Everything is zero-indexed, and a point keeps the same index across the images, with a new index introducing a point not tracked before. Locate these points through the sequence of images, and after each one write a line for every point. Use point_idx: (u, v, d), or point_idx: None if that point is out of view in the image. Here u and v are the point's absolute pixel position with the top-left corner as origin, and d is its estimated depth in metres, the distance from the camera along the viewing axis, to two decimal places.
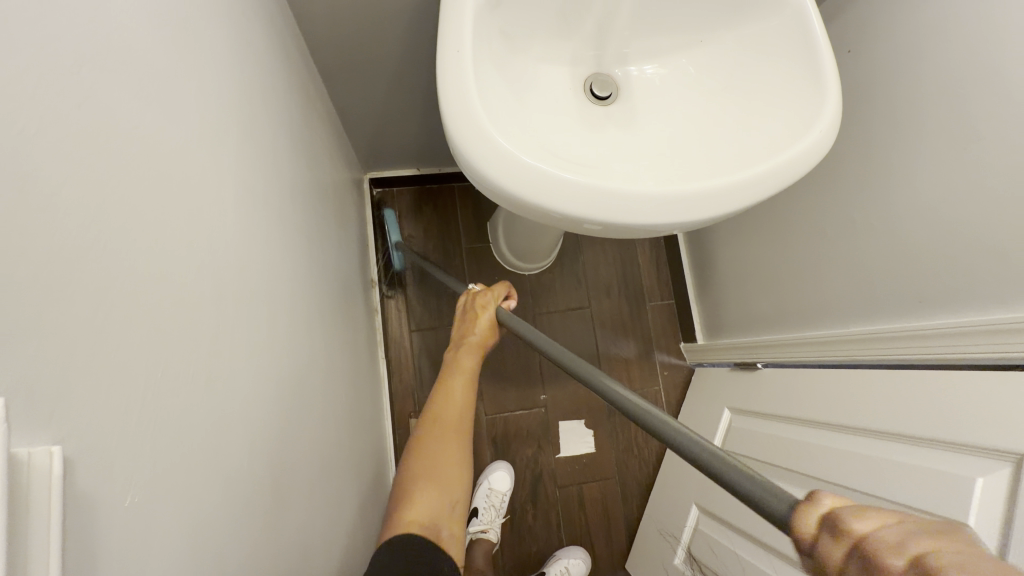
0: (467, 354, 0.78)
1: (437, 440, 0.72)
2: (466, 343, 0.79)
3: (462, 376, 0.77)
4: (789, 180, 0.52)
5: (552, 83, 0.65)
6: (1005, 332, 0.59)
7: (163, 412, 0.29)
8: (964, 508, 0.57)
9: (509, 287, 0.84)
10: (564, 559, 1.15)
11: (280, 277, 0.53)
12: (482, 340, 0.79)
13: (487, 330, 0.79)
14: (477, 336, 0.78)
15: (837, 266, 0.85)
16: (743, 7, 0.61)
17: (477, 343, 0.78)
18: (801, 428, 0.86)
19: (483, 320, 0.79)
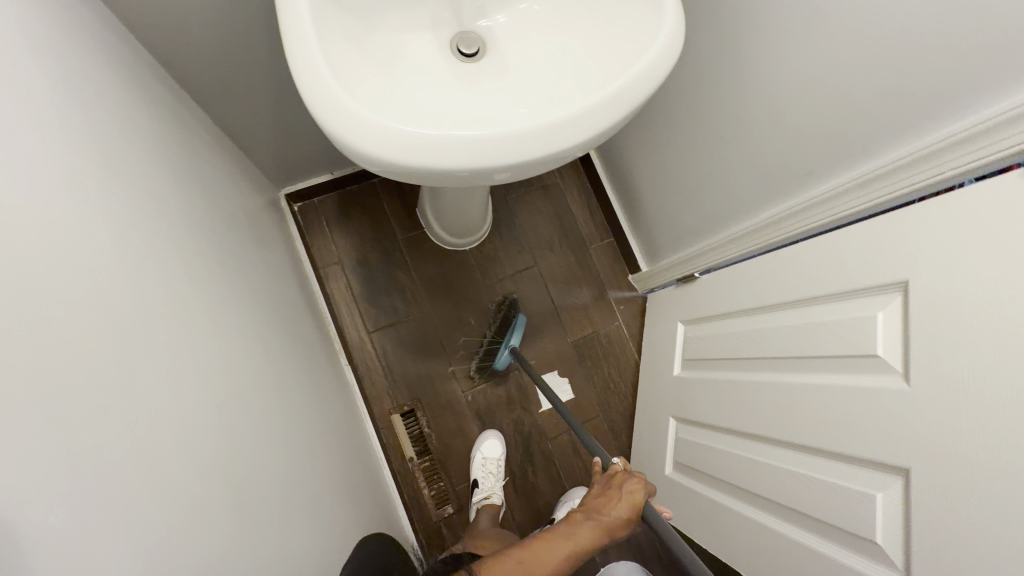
0: (593, 531, 0.69)
1: (537, 561, 0.62)
2: (607, 516, 0.71)
3: (580, 543, 0.67)
4: (653, 89, 0.55)
5: (420, 53, 0.66)
6: (880, 178, 0.66)
7: (71, 447, 0.32)
8: (871, 344, 0.64)
9: (652, 490, 0.78)
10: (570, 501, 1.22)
11: (189, 305, 0.54)
12: (617, 519, 0.72)
13: (623, 518, 0.72)
14: (613, 519, 0.71)
15: (734, 165, 0.90)
16: None
17: (609, 527, 0.71)
18: (742, 318, 0.93)
19: (623, 506, 0.73)
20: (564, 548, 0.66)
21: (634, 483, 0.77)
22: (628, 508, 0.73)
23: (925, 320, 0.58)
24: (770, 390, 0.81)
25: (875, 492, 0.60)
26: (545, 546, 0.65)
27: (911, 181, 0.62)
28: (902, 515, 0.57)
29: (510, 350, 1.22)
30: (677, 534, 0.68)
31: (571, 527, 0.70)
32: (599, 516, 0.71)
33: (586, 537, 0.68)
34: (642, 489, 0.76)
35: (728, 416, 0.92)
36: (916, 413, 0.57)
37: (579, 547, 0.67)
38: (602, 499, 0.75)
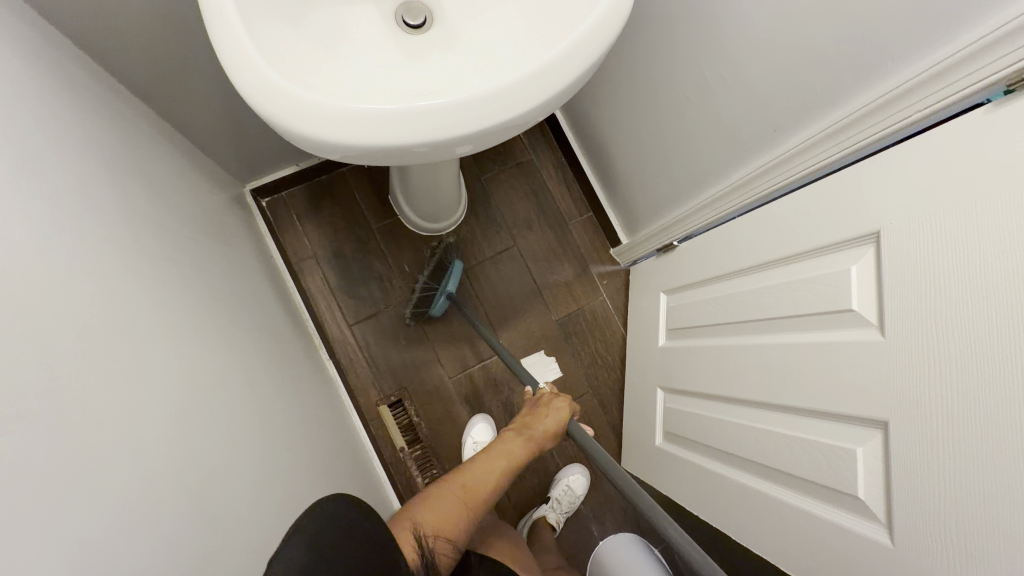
0: (525, 442, 0.84)
1: (460, 490, 0.73)
2: (535, 432, 0.86)
3: (514, 450, 0.82)
4: (606, 48, 0.53)
5: (363, 29, 0.63)
6: (847, 127, 0.63)
7: None
8: (846, 299, 0.62)
9: (574, 404, 0.94)
10: (565, 479, 1.21)
11: None
12: (544, 434, 0.87)
13: (548, 430, 0.88)
14: (541, 433, 0.87)
15: (701, 127, 0.88)
16: None
17: (537, 440, 0.86)
18: (722, 283, 0.91)
19: (549, 420, 0.89)
20: (495, 458, 0.80)
21: (559, 402, 0.93)
22: (553, 422, 0.89)
23: (899, 269, 0.56)
24: (752, 352, 0.80)
25: (855, 446, 0.59)
26: (469, 476, 0.75)
27: (880, 127, 0.60)
28: (882, 467, 0.56)
29: (447, 295, 1.19)
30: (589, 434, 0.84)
31: (506, 442, 0.83)
32: (528, 431, 0.86)
33: (516, 448, 0.82)
34: (564, 406, 0.92)
35: (712, 382, 0.91)
36: (890, 365, 0.56)
37: (510, 456, 0.81)
38: (531, 420, 0.90)
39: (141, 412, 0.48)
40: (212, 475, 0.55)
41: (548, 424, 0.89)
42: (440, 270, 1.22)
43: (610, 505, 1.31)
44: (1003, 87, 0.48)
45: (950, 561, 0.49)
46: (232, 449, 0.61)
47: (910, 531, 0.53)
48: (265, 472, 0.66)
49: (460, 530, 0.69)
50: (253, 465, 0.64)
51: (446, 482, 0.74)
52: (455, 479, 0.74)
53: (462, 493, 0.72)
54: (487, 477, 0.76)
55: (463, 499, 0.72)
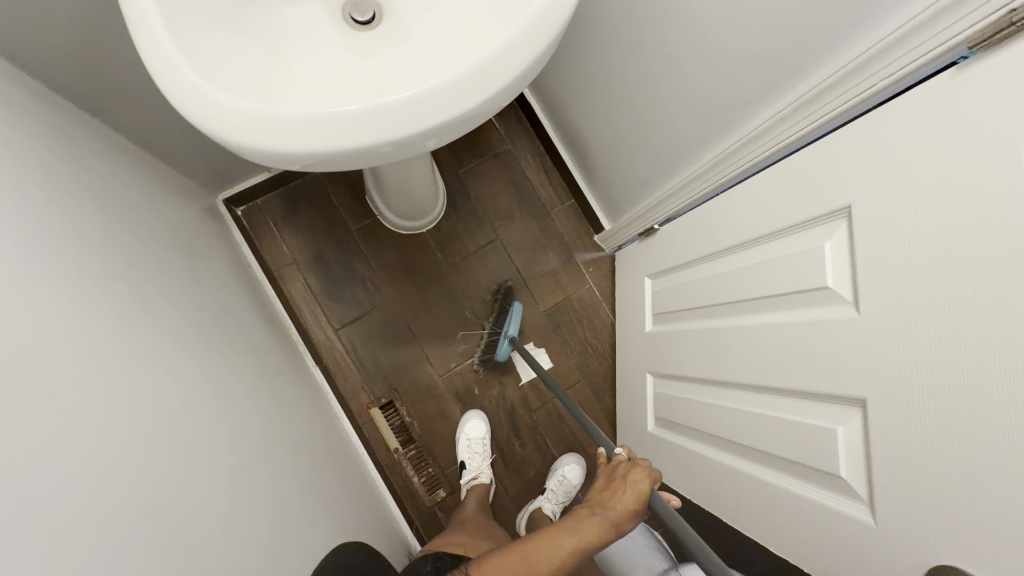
0: (603, 523, 0.68)
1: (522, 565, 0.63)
2: (611, 511, 0.70)
3: (588, 532, 0.67)
4: (554, 36, 0.51)
5: (308, 28, 0.60)
6: (811, 101, 0.61)
7: None
8: (822, 276, 0.61)
9: (657, 474, 0.75)
10: (561, 469, 1.20)
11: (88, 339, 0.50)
12: (625, 515, 0.70)
13: (629, 510, 0.70)
14: (619, 512, 0.70)
15: (671, 107, 0.85)
16: None
17: (615, 522, 0.69)
18: (703, 265, 0.90)
19: (628, 496, 0.71)
20: (565, 537, 0.66)
21: (638, 471, 0.74)
22: (634, 498, 0.71)
23: (870, 241, 0.55)
24: (735, 333, 0.79)
25: (836, 426, 0.58)
26: (532, 552, 0.64)
27: (843, 100, 0.58)
28: (863, 444, 0.55)
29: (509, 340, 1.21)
30: (677, 514, 0.66)
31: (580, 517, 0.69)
32: (604, 510, 0.70)
33: (590, 529, 0.67)
34: (645, 477, 0.73)
35: (698, 366, 0.90)
36: (864, 341, 0.55)
37: (582, 536, 0.67)
38: (607, 494, 0.73)
39: (101, 435, 0.47)
40: (183, 494, 0.54)
41: (628, 500, 0.71)
42: (503, 316, 1.26)
43: None
44: (966, 49, 0.45)
45: (928, 535, 0.48)
46: (206, 467, 0.60)
47: (889, 506, 0.52)
48: (243, 488, 0.65)
49: None
50: (229, 482, 0.63)
51: (505, 555, 0.64)
52: (516, 550, 0.65)
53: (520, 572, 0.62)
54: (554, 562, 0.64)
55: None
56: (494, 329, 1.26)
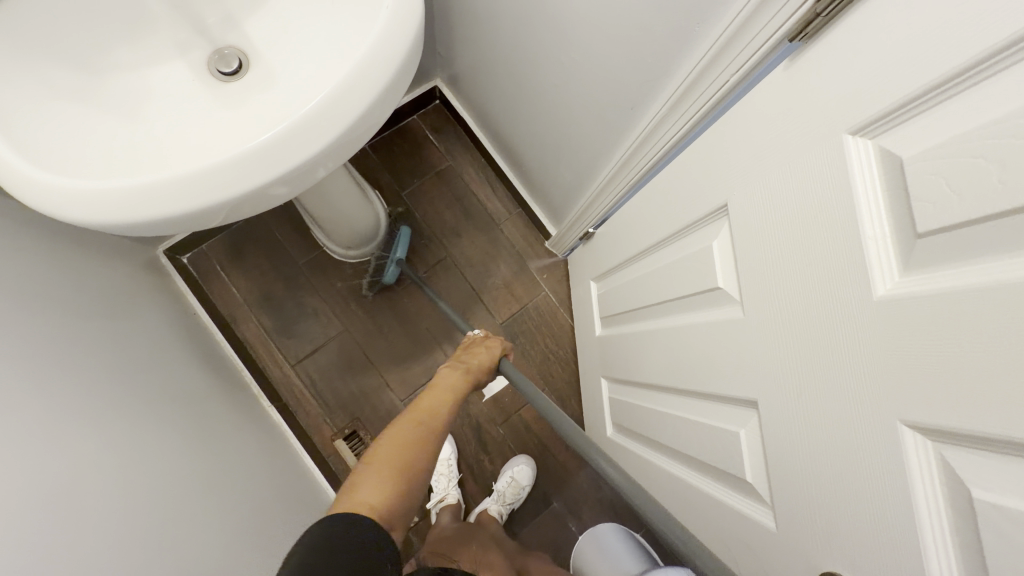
0: (466, 372, 0.79)
1: (406, 433, 0.62)
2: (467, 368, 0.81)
3: (453, 384, 0.75)
4: (393, 69, 0.50)
5: (170, 88, 0.60)
6: (681, 99, 0.60)
7: None
8: (714, 277, 0.60)
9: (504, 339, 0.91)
10: (509, 470, 1.21)
11: None
12: (479, 371, 0.82)
13: (481, 367, 0.82)
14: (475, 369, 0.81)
15: (575, 112, 0.84)
16: None
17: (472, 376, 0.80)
18: (631, 266, 0.89)
19: (483, 356, 0.85)
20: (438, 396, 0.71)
21: (485, 341, 0.89)
22: (488, 357, 0.85)
23: (745, 238, 0.53)
24: (658, 336, 0.77)
25: (738, 429, 0.57)
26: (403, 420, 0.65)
27: (706, 96, 0.56)
28: (761, 445, 0.53)
29: (397, 262, 1.22)
30: (520, 371, 0.83)
31: (448, 372, 0.78)
32: (464, 365, 0.81)
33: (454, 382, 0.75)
34: (493, 342, 0.88)
35: (635, 369, 0.89)
36: (748, 343, 0.54)
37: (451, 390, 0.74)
38: (467, 356, 0.84)
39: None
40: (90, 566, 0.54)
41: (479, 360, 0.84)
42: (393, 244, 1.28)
43: (585, 497, 1.27)
44: (790, 42, 0.45)
45: (812, 541, 0.46)
46: (121, 533, 0.60)
47: (783, 510, 0.50)
48: (163, 550, 0.64)
49: (415, 475, 0.59)
50: (147, 545, 0.63)
51: (385, 438, 0.61)
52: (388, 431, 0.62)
53: (410, 445, 0.61)
54: (431, 413, 0.68)
55: (405, 445, 0.61)
56: (381, 255, 1.28)
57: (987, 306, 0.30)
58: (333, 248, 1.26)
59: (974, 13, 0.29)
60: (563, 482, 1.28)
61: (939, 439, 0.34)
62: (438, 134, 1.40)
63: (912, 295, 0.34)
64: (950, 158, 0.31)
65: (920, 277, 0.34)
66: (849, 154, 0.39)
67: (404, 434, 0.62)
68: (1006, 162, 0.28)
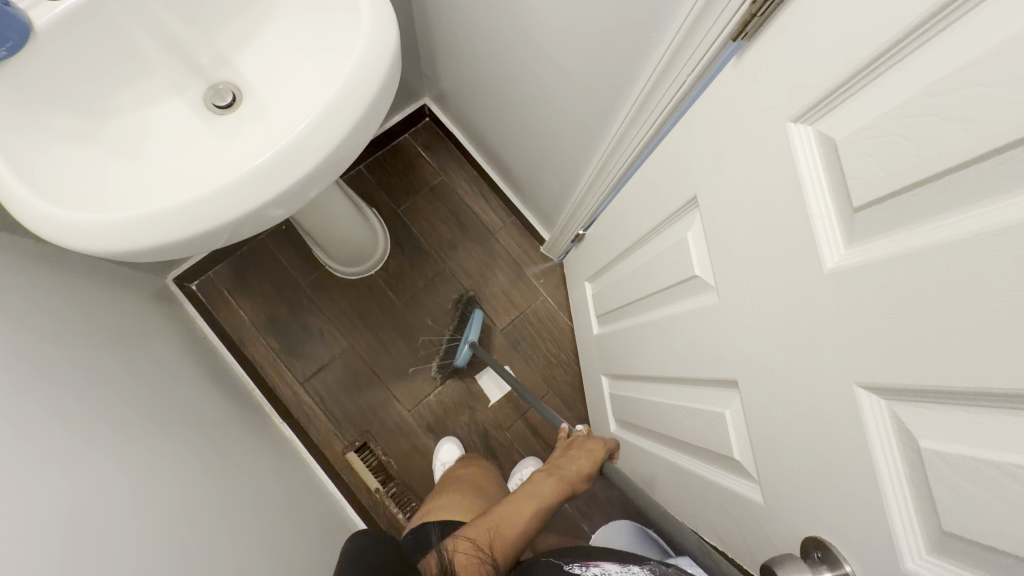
0: (561, 479, 0.80)
1: (493, 530, 0.71)
2: (569, 468, 0.82)
3: (549, 486, 0.79)
4: (373, 91, 0.54)
5: (171, 124, 0.65)
6: (646, 102, 0.64)
7: None
8: (691, 266, 0.63)
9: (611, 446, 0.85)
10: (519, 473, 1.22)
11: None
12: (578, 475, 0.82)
13: (581, 471, 0.81)
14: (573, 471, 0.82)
15: (555, 120, 0.88)
16: None
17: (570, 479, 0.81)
18: (620, 264, 0.92)
19: (583, 459, 0.83)
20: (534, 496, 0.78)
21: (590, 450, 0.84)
22: (588, 463, 0.82)
23: (715, 227, 0.56)
24: (647, 329, 0.80)
25: (723, 410, 0.59)
26: (500, 514, 0.74)
27: (669, 97, 0.60)
28: (744, 423, 0.55)
29: (470, 345, 1.24)
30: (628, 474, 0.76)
31: (539, 479, 0.81)
32: (560, 470, 0.82)
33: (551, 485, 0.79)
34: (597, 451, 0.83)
35: (630, 363, 0.91)
36: (725, 326, 0.56)
37: (546, 492, 0.79)
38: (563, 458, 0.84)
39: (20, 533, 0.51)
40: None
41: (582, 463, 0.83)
42: (464, 323, 1.29)
43: (595, 496, 1.29)
44: (734, 42, 0.48)
45: (794, 509, 0.48)
46: (136, 551, 0.63)
47: (768, 482, 0.52)
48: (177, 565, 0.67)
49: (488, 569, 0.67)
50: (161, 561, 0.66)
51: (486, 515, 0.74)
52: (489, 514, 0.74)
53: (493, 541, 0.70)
54: (522, 512, 0.75)
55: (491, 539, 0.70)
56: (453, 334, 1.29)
57: (913, 268, 0.32)
58: (334, 267, 1.30)
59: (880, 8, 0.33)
60: None
61: (891, 396, 0.36)
62: (430, 151, 1.44)
63: (856, 266, 0.37)
64: (874, 137, 0.34)
65: (860, 248, 0.37)
66: (793, 140, 0.42)
67: (493, 530, 0.71)
68: (918, 136, 0.31)
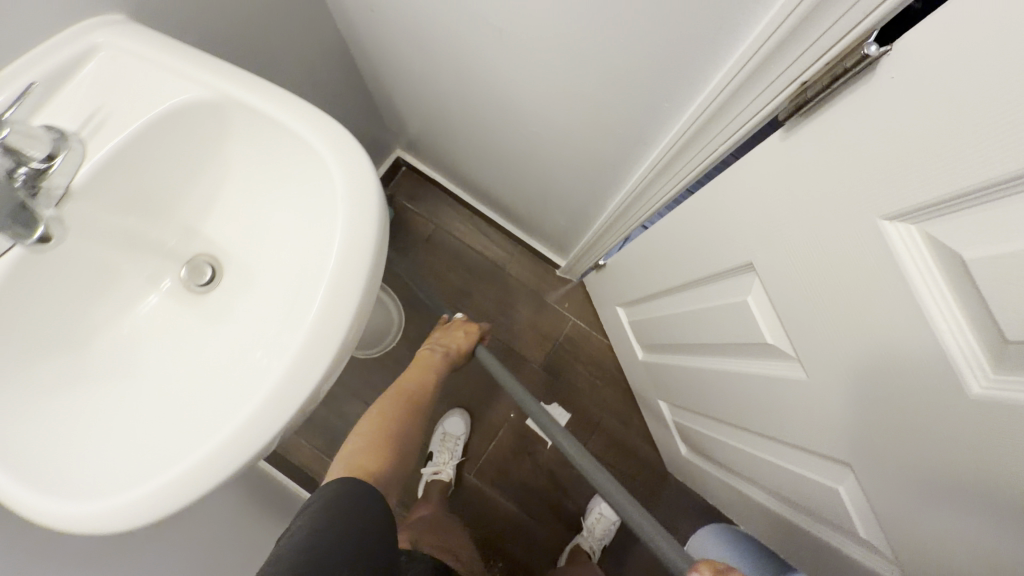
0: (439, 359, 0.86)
1: (395, 401, 0.74)
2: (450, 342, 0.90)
3: (433, 359, 0.86)
4: (372, 254, 0.49)
5: (155, 323, 0.58)
6: (670, 163, 0.57)
7: None
8: (760, 332, 0.55)
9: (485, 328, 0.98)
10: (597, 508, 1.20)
11: None
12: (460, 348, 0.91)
13: (463, 347, 0.90)
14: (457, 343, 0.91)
15: (555, 171, 0.81)
16: (202, 125, 0.51)
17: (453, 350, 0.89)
18: (659, 301, 0.85)
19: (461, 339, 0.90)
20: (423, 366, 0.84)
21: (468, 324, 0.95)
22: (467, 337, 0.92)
23: (785, 300, 0.49)
24: (710, 376, 0.74)
25: (836, 485, 0.53)
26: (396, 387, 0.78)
27: (697, 163, 0.54)
28: (869, 505, 0.50)
29: None
30: (496, 359, 0.85)
31: (427, 358, 0.86)
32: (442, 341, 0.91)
33: (438, 359, 0.86)
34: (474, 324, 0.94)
35: (694, 401, 0.85)
36: (819, 404, 0.50)
37: (435, 365, 0.85)
38: (444, 340, 0.91)
39: None
40: None
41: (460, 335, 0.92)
42: None
43: (677, 509, 1.25)
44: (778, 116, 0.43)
45: None
46: None
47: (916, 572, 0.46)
48: None
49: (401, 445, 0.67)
50: None
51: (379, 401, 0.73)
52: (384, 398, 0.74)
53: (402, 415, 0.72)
54: (420, 381, 0.81)
55: (395, 417, 0.71)
56: None
57: None
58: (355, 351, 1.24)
59: (996, 130, 0.26)
60: (652, 501, 1.25)
61: None
62: (415, 201, 1.35)
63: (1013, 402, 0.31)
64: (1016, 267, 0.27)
65: (1015, 380, 0.31)
66: (892, 241, 0.35)
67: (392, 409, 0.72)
68: None
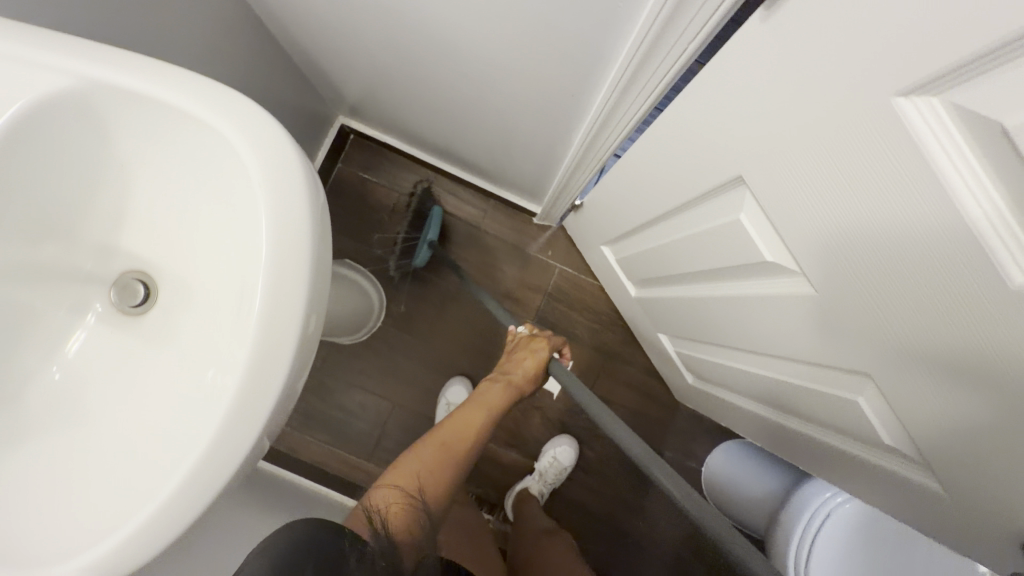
0: (503, 391, 0.76)
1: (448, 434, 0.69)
2: (514, 375, 0.78)
3: (495, 397, 0.76)
4: (312, 243, 0.43)
5: (93, 353, 0.51)
6: (636, 77, 0.51)
7: None
8: (759, 251, 0.50)
9: (562, 341, 0.83)
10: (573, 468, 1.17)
11: None
12: (525, 377, 0.78)
13: (527, 373, 0.78)
14: (520, 375, 0.78)
15: (511, 111, 0.73)
16: (97, 110, 0.44)
17: (518, 384, 0.78)
18: (645, 233, 0.79)
19: (528, 361, 0.78)
20: (480, 407, 0.74)
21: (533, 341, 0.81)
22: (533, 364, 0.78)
23: (783, 213, 0.44)
24: (710, 304, 0.70)
25: (854, 397, 0.50)
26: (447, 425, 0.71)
27: (664, 70, 0.48)
28: (890, 413, 0.47)
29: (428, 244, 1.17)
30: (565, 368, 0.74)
31: (486, 394, 0.76)
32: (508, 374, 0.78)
33: (498, 395, 0.76)
34: (545, 342, 0.80)
35: (695, 331, 0.82)
36: (830, 318, 0.46)
37: (494, 403, 0.75)
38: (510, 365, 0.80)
39: None
40: None
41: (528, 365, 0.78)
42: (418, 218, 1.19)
43: (690, 435, 1.26)
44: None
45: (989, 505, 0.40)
46: None
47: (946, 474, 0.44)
48: None
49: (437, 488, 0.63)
50: None
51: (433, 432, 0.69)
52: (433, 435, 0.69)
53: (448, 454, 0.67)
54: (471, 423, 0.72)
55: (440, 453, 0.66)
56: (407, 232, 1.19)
57: None
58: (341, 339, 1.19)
59: None
60: (665, 432, 1.26)
61: None
62: (372, 171, 1.26)
63: None
64: None
65: None
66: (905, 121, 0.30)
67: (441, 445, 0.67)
68: None
